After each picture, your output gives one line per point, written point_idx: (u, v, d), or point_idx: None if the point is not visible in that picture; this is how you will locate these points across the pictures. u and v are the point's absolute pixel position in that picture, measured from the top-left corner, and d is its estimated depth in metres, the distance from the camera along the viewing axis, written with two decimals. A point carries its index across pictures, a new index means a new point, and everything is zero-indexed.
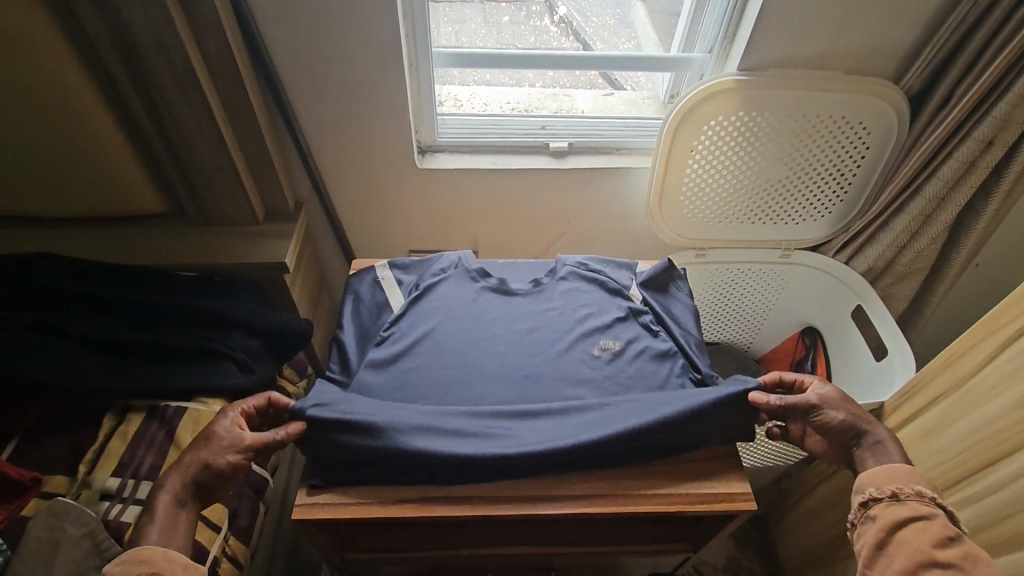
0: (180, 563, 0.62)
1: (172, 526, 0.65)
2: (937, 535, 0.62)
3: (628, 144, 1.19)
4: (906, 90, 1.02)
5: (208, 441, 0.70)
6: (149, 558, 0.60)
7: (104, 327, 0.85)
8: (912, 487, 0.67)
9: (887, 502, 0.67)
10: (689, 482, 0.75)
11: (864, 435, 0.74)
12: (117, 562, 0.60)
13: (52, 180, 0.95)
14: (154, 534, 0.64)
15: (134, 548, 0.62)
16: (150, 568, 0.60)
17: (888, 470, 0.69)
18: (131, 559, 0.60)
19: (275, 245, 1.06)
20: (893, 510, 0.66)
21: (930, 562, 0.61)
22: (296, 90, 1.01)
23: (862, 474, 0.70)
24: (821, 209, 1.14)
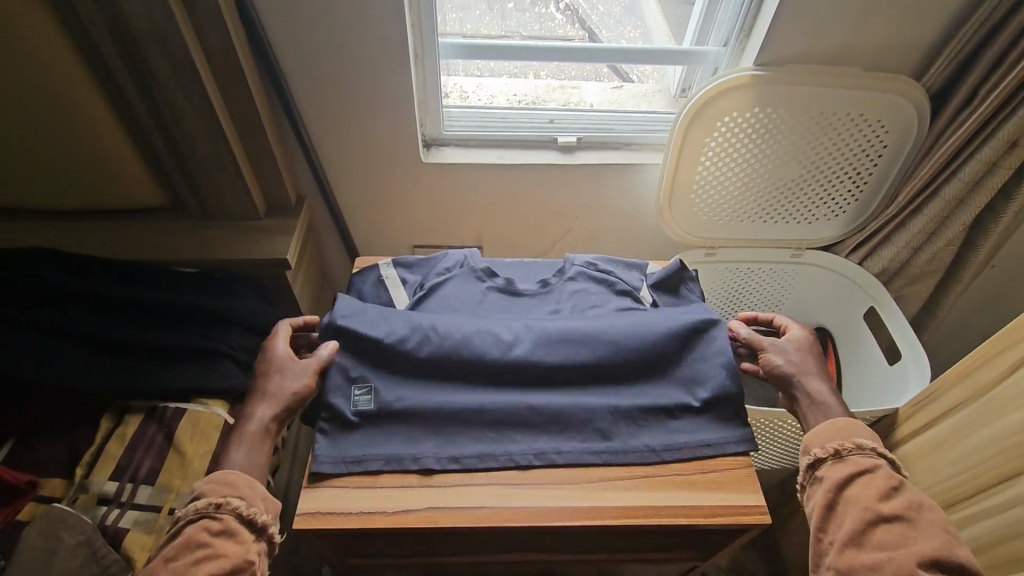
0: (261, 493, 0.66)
1: (260, 448, 0.70)
2: (881, 487, 0.66)
3: (639, 139, 1.16)
4: (927, 87, 0.98)
5: (272, 369, 0.76)
6: (238, 483, 0.65)
7: (101, 326, 0.83)
8: (851, 440, 0.70)
9: (832, 461, 0.69)
10: (700, 494, 0.74)
11: (796, 384, 0.78)
12: (207, 481, 0.65)
13: (47, 172, 0.93)
14: (241, 457, 0.68)
15: (223, 471, 0.66)
16: (237, 491, 0.64)
17: (830, 425, 0.72)
18: (222, 480, 0.64)
19: (277, 241, 1.04)
20: (838, 468, 0.69)
21: (879, 519, 0.63)
22: (298, 82, 0.98)
23: (807, 435, 0.73)
24: (835, 208, 1.12)
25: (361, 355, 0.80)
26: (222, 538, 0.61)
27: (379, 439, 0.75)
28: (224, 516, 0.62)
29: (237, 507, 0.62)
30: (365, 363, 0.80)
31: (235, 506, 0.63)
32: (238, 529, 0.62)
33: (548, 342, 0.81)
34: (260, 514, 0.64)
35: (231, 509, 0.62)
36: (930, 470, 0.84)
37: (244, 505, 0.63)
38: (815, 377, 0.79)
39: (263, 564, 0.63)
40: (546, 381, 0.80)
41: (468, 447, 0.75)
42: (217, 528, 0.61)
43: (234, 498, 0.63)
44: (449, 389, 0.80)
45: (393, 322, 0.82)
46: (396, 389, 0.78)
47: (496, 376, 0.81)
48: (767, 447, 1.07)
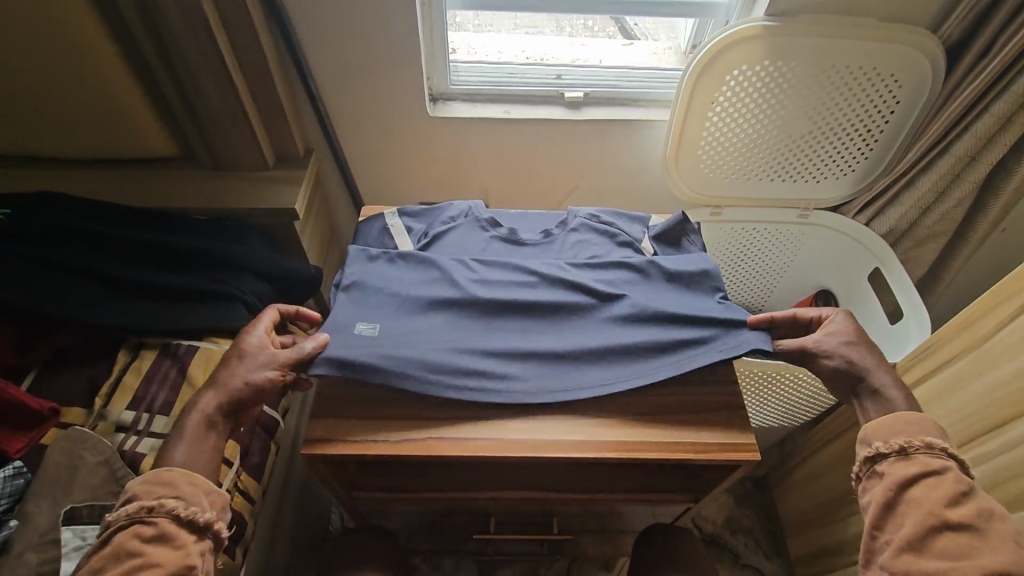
0: (201, 489, 0.63)
1: (204, 443, 0.67)
2: (949, 491, 0.62)
3: (648, 95, 1.15)
4: (943, 41, 0.97)
5: (232, 357, 0.73)
6: (175, 482, 0.62)
7: (118, 267, 0.86)
8: (920, 439, 0.66)
9: (895, 458, 0.66)
10: (696, 432, 0.76)
11: (861, 384, 0.73)
12: (140, 482, 0.62)
13: (61, 119, 0.95)
14: (180, 454, 0.66)
15: (159, 468, 0.63)
16: (174, 491, 0.61)
17: (898, 420, 0.68)
18: (156, 480, 0.62)
19: (286, 192, 1.05)
20: (902, 466, 0.65)
21: (942, 525, 0.60)
22: (307, 32, 0.98)
23: (870, 427, 0.69)
24: (844, 167, 1.10)
25: (371, 304, 0.83)
26: (156, 543, 0.58)
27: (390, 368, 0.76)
28: (158, 519, 0.59)
29: (172, 509, 0.60)
30: (372, 308, 0.83)
31: (170, 508, 0.60)
32: (173, 532, 0.59)
33: (545, 299, 0.84)
34: (199, 512, 0.61)
35: (165, 512, 0.60)
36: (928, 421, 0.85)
37: (180, 507, 0.60)
38: (875, 370, 0.73)
39: (206, 563, 0.61)
40: (545, 330, 0.82)
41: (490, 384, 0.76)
42: (151, 534, 0.58)
43: (168, 499, 0.60)
44: (452, 331, 0.81)
45: (399, 279, 0.86)
46: (400, 329, 0.80)
47: (494, 325, 0.82)
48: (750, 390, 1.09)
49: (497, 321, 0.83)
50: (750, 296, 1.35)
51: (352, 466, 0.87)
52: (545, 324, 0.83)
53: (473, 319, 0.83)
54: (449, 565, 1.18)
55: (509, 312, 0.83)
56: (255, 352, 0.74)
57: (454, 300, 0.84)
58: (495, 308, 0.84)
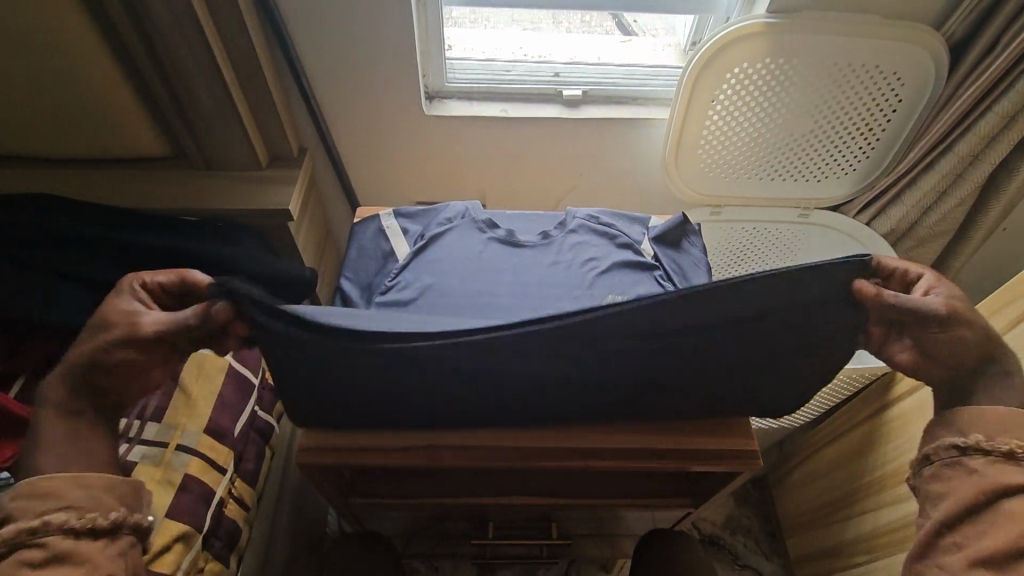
0: (98, 489, 0.55)
1: (66, 443, 0.57)
2: None
3: (646, 93, 1.14)
4: (947, 39, 0.96)
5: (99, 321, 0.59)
6: (57, 490, 0.53)
7: (109, 271, 0.85)
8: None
9: (1002, 461, 0.55)
10: (702, 437, 0.75)
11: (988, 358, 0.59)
12: (12, 498, 0.52)
13: (50, 119, 0.93)
14: (48, 456, 0.55)
15: (28, 479, 0.53)
16: (59, 503, 0.52)
17: (1011, 414, 0.56)
18: (34, 492, 0.52)
19: (280, 192, 1.04)
20: (1009, 473, 0.54)
21: None
22: (301, 29, 0.97)
23: (969, 414, 0.58)
24: (844, 165, 1.09)
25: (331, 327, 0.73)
26: (54, 565, 0.50)
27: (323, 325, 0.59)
28: (46, 540, 0.51)
29: (62, 524, 0.51)
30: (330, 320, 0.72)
31: (59, 523, 0.51)
32: (72, 548, 0.51)
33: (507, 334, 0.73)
34: (101, 517, 0.53)
35: (54, 529, 0.51)
36: None
37: (73, 520, 0.52)
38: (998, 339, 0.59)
39: (128, 559, 0.55)
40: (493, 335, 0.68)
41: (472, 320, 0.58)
42: (42, 556, 0.50)
43: (53, 514, 0.52)
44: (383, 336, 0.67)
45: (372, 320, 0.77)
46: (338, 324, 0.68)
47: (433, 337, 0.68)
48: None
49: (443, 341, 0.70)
50: None
51: (349, 473, 0.85)
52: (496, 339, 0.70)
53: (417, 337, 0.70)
54: None
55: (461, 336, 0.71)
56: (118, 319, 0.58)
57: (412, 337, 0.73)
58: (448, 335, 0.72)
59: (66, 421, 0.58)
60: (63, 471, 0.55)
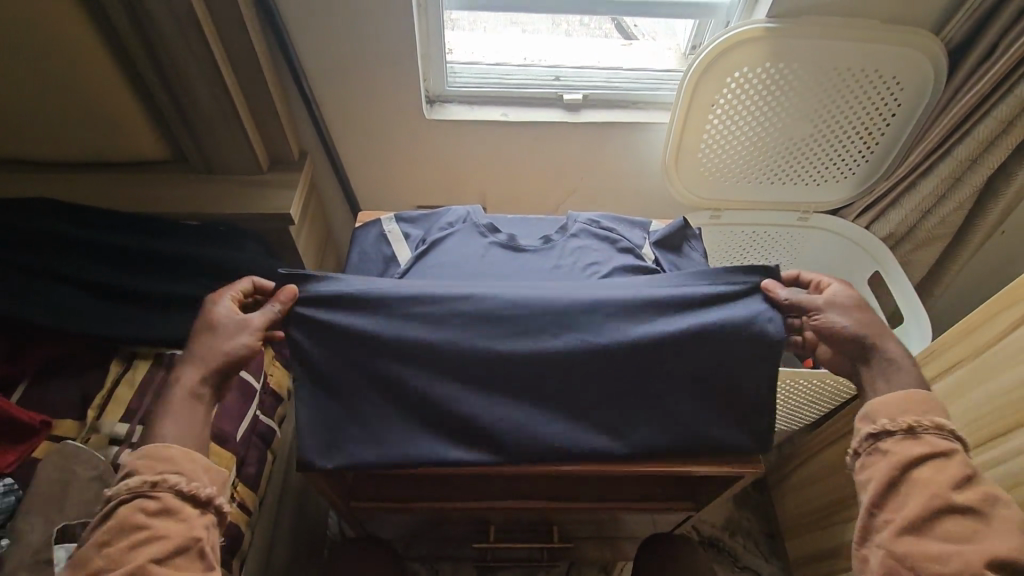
0: (203, 465, 0.62)
1: (194, 416, 0.65)
2: (957, 474, 0.60)
3: (646, 97, 1.15)
4: (946, 43, 0.96)
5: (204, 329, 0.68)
6: (176, 456, 0.61)
7: (111, 275, 0.85)
8: (930, 419, 0.63)
9: (902, 436, 0.63)
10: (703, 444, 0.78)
11: (874, 350, 0.69)
12: (136, 457, 0.60)
13: (51, 122, 0.93)
14: (168, 428, 0.63)
15: (154, 444, 0.61)
16: (176, 467, 0.60)
17: (904, 396, 0.65)
18: (154, 455, 0.60)
19: (281, 196, 1.04)
20: (909, 445, 0.63)
21: (948, 508, 0.59)
22: (302, 33, 0.97)
23: (872, 403, 0.67)
24: (844, 168, 1.09)
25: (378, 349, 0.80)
26: (161, 518, 0.58)
27: (354, 309, 0.74)
28: (161, 494, 0.58)
29: (176, 484, 0.59)
30: None
31: (172, 482, 0.59)
32: (176, 507, 0.58)
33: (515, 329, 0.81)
34: (202, 487, 0.60)
35: (168, 487, 0.59)
36: None
37: (184, 483, 0.59)
38: (886, 339, 0.70)
39: (212, 537, 0.61)
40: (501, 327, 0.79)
41: (475, 300, 0.75)
42: (155, 509, 0.58)
43: (171, 474, 0.59)
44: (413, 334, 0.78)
45: None
46: None
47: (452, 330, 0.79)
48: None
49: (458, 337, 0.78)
50: None
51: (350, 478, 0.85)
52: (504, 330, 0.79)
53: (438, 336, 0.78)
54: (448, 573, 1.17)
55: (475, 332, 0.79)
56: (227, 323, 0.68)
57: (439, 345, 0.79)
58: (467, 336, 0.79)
59: (192, 399, 0.65)
60: (188, 444, 0.63)
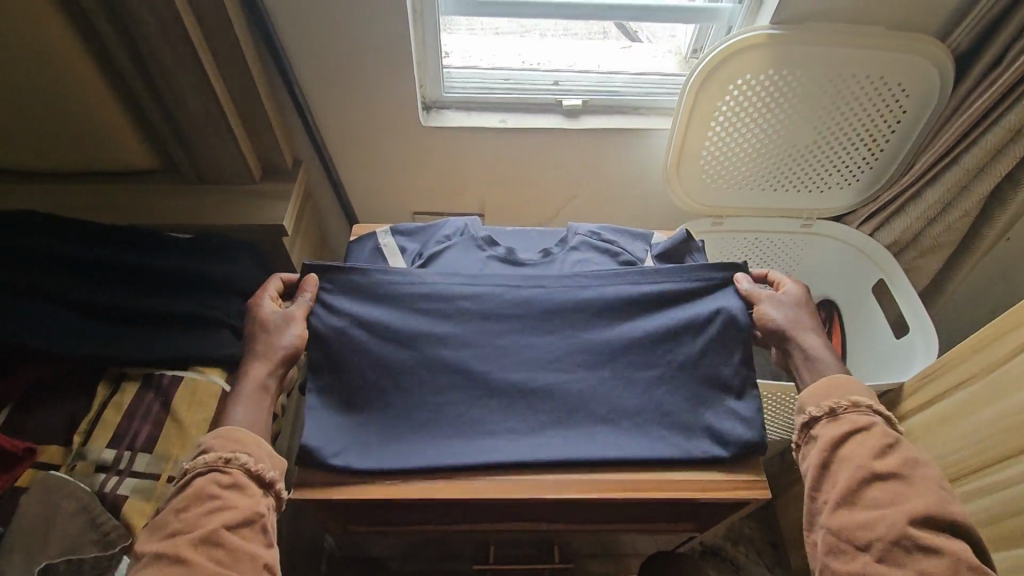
0: (268, 450, 0.66)
1: (260, 406, 0.69)
2: (876, 444, 0.64)
3: (648, 103, 1.12)
4: (953, 49, 0.94)
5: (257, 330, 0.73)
6: (246, 438, 0.64)
7: (98, 292, 0.82)
8: (848, 399, 0.68)
9: (826, 420, 0.68)
10: (700, 471, 0.73)
11: (793, 343, 0.75)
12: (214, 436, 0.64)
13: (36, 133, 0.90)
14: (240, 414, 0.67)
15: (227, 427, 0.65)
16: (246, 447, 0.64)
17: (825, 382, 0.70)
18: (229, 435, 0.64)
19: (273, 207, 1.01)
20: (832, 427, 0.67)
21: (873, 478, 0.62)
22: (292, 40, 0.94)
23: (802, 394, 0.71)
24: (848, 176, 1.08)
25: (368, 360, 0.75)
26: (231, 493, 0.61)
27: (369, 307, 0.76)
28: (233, 470, 0.62)
29: (246, 462, 0.62)
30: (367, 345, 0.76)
31: (243, 461, 0.62)
32: (245, 484, 0.62)
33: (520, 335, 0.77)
34: (267, 470, 0.63)
35: (239, 464, 0.62)
36: (934, 441, 0.82)
37: (253, 462, 0.62)
38: (811, 333, 0.75)
39: (273, 519, 0.63)
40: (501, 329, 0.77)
41: (483, 300, 0.78)
42: (227, 482, 0.61)
43: (242, 453, 0.63)
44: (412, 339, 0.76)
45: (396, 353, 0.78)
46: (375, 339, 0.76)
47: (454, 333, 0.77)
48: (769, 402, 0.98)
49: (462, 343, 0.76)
50: None
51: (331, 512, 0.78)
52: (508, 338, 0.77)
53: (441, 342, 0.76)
54: None
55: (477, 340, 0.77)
56: (274, 319, 0.74)
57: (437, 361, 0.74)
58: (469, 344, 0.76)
59: (260, 390, 0.70)
60: (257, 429, 0.67)
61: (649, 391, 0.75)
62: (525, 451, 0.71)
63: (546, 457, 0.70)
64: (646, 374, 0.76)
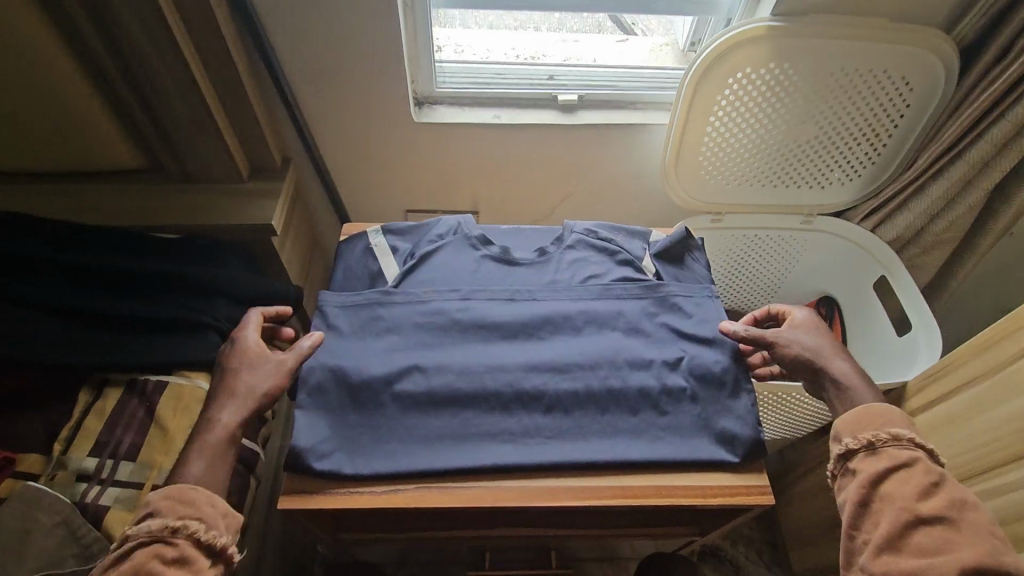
0: (221, 511, 0.61)
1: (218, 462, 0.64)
2: (919, 483, 0.62)
3: (645, 98, 1.10)
4: (958, 41, 0.92)
5: (234, 371, 0.70)
6: (197, 500, 0.59)
7: (81, 296, 0.80)
8: (887, 432, 0.66)
9: (865, 454, 0.66)
10: (695, 474, 0.70)
11: (824, 375, 0.74)
12: (162, 498, 0.59)
13: (16, 132, 0.88)
14: (196, 469, 0.62)
15: (178, 485, 0.60)
16: (196, 512, 0.59)
17: (861, 413, 0.69)
18: (179, 498, 0.59)
19: (262, 206, 0.99)
20: (872, 462, 0.65)
21: (916, 520, 0.60)
22: (279, 34, 0.91)
23: (838, 423, 0.70)
24: (849, 171, 1.06)
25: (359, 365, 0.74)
26: (175, 568, 0.56)
27: (361, 325, 0.77)
28: (179, 541, 0.57)
29: (195, 531, 0.57)
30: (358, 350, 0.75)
31: (192, 530, 0.57)
32: (193, 557, 0.56)
33: (511, 336, 0.77)
34: (219, 537, 0.59)
35: (187, 534, 0.57)
36: (941, 443, 0.81)
37: (203, 531, 0.58)
38: (835, 360, 0.74)
39: None
40: (492, 330, 0.77)
41: (475, 308, 0.78)
42: (171, 557, 0.56)
43: (192, 520, 0.58)
44: (403, 343, 0.75)
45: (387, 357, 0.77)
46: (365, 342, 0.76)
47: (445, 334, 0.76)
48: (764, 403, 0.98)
49: (453, 343, 0.76)
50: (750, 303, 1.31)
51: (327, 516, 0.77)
52: (498, 338, 0.76)
53: (431, 345, 0.75)
54: None
55: (468, 341, 0.76)
56: (257, 365, 0.70)
57: (427, 362, 0.73)
58: (461, 345, 0.76)
59: (222, 442, 0.65)
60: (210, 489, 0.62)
61: (649, 389, 0.72)
62: (526, 455, 0.68)
63: (540, 459, 0.68)
64: (644, 373, 0.73)
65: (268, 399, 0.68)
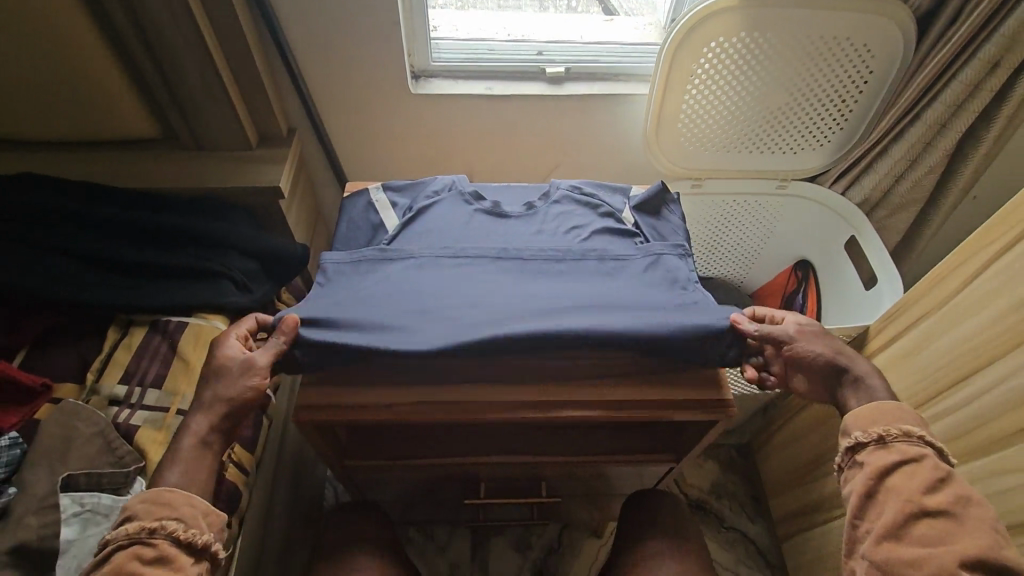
0: (202, 510, 0.64)
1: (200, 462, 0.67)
2: (927, 478, 0.63)
3: (628, 70, 1.17)
4: (914, 9, 0.97)
5: (209, 380, 0.72)
6: (176, 502, 0.63)
7: (105, 246, 0.87)
8: (898, 427, 0.67)
9: (874, 447, 0.67)
10: (668, 388, 0.77)
11: (843, 370, 0.73)
12: (140, 501, 0.63)
13: (40, 102, 0.94)
14: (174, 475, 0.66)
15: (156, 488, 0.64)
16: (175, 513, 0.62)
17: (873, 408, 0.69)
18: (156, 500, 0.63)
19: (270, 170, 1.06)
20: (881, 455, 0.66)
21: (920, 511, 0.62)
22: (284, 9, 0.98)
23: (849, 416, 0.70)
24: (819, 135, 1.13)
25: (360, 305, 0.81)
26: (156, 565, 0.60)
27: (362, 271, 0.84)
28: (158, 540, 0.61)
29: (172, 530, 0.61)
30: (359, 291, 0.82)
31: (170, 529, 0.61)
32: (173, 554, 0.60)
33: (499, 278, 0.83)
34: (199, 534, 0.62)
35: (166, 534, 0.61)
36: (900, 374, 0.88)
37: (181, 530, 0.61)
38: (855, 359, 0.73)
39: None
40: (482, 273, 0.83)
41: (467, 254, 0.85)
42: (151, 555, 0.60)
43: (169, 520, 0.62)
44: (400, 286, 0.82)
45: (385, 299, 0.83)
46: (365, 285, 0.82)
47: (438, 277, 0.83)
48: (736, 373, 1.14)
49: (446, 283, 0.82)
50: (731, 269, 1.39)
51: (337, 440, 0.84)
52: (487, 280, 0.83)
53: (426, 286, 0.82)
54: (444, 536, 1.21)
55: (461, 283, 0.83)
56: (233, 365, 0.72)
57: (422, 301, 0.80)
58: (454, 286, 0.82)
59: (200, 446, 0.68)
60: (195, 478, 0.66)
61: None
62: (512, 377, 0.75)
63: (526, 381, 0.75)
64: None
65: (244, 402, 0.71)
